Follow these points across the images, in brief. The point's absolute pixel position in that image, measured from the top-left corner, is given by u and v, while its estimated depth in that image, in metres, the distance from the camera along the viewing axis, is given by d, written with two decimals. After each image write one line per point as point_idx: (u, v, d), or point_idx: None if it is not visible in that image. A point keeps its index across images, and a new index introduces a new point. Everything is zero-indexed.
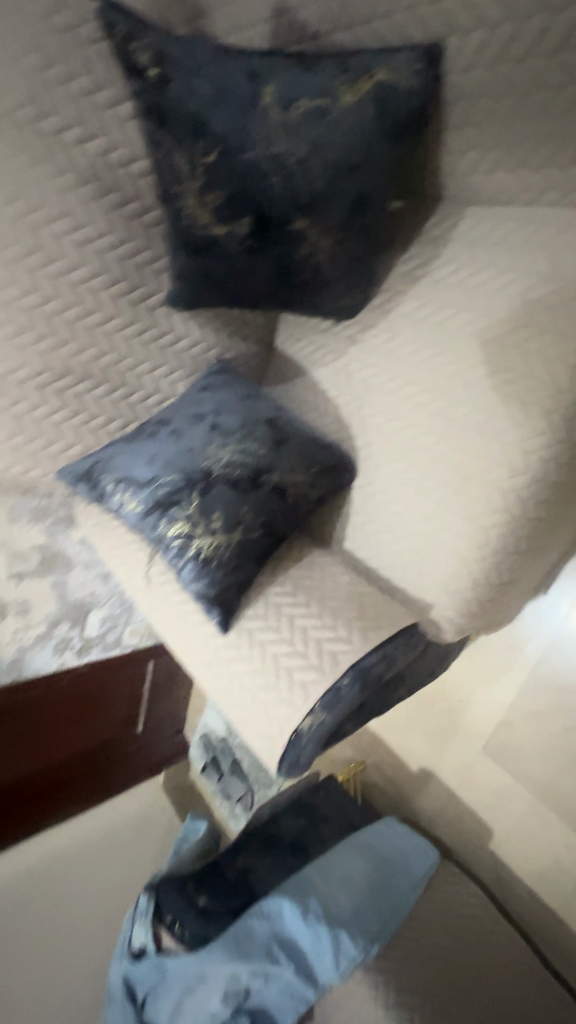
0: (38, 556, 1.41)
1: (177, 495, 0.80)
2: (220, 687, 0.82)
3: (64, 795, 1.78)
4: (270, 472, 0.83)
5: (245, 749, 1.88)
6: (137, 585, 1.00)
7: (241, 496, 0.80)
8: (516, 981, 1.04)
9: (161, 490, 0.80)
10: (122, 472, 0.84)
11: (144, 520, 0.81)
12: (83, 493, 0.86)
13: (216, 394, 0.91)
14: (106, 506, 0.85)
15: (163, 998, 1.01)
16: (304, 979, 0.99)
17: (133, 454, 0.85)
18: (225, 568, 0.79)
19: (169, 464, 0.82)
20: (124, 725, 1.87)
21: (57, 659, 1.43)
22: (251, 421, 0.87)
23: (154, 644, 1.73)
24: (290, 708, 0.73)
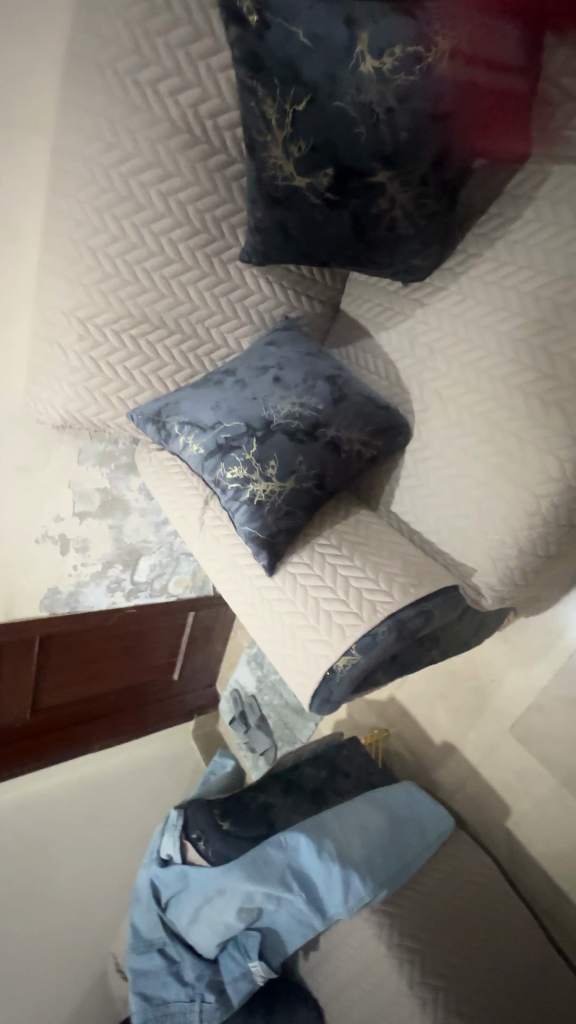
0: (101, 499, 1.44)
1: (237, 440, 0.84)
2: (262, 624, 0.87)
3: (104, 724, 1.96)
4: (327, 426, 0.86)
5: (271, 703, 2.04)
6: (191, 527, 1.07)
7: (297, 446, 0.84)
8: (517, 947, 1.07)
9: (223, 435, 0.85)
10: (188, 416, 0.89)
11: (205, 462, 0.86)
12: (151, 433, 0.93)
13: (280, 349, 0.94)
14: (170, 449, 0.91)
15: (185, 902, 1.12)
16: (314, 908, 1.06)
17: (199, 400, 0.90)
18: (276, 514, 0.83)
19: (232, 411, 0.86)
20: (163, 668, 2.03)
21: (109, 596, 1.62)
22: (313, 376, 0.90)
23: (195, 596, 1.88)
24: (327, 645, 0.78)
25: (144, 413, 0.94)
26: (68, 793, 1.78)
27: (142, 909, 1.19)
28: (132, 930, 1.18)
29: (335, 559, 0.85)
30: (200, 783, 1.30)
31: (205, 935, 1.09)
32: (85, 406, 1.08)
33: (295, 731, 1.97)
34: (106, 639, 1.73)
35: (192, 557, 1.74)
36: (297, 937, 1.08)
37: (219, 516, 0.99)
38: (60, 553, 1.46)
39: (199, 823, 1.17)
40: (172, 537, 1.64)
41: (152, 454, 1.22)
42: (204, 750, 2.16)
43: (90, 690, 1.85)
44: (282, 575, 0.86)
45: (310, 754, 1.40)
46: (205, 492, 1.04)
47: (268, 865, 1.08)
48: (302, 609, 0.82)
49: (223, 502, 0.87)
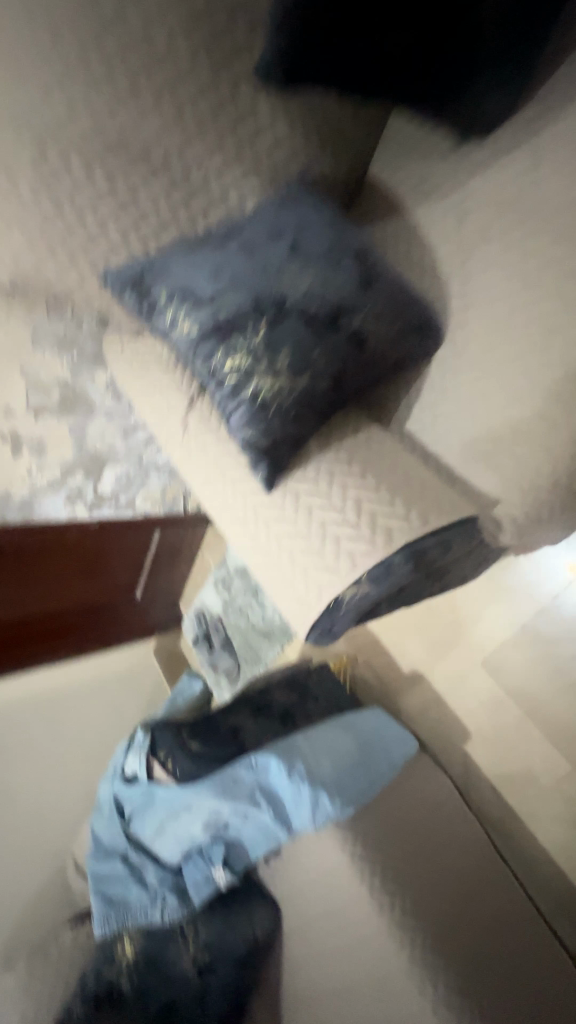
0: (60, 395, 1.22)
1: (242, 320, 0.67)
2: (255, 548, 0.76)
3: (62, 639, 1.88)
4: (353, 314, 0.70)
5: (237, 626, 2.02)
6: (174, 430, 0.91)
7: (315, 335, 0.68)
8: (468, 860, 1.12)
9: (224, 312, 0.68)
10: (180, 284, 0.71)
11: (197, 346, 0.70)
12: (129, 306, 0.74)
13: (299, 210, 0.75)
14: (154, 328, 0.74)
15: (149, 817, 1.09)
16: (281, 824, 1.07)
17: (195, 264, 0.71)
18: (282, 419, 0.69)
19: (237, 282, 0.68)
20: (126, 586, 1.95)
21: (68, 508, 1.46)
22: (338, 248, 0.72)
23: (163, 515, 1.75)
24: (334, 574, 0.68)
25: (119, 275, 0.74)
26: (24, 701, 1.77)
27: (104, 820, 1.17)
28: (94, 838, 1.17)
29: (344, 477, 0.73)
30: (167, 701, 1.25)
31: (170, 844, 1.09)
32: (43, 262, 0.86)
33: (260, 653, 1.97)
34: (64, 553, 1.59)
35: (163, 472, 1.59)
36: (261, 847, 1.10)
37: (207, 416, 0.83)
38: (11, 456, 1.27)
39: (167, 742, 1.11)
40: (143, 448, 1.48)
41: (127, 341, 1.02)
42: (164, 667, 2.15)
43: (44, 603, 1.72)
44: (284, 491, 0.73)
45: (280, 675, 1.39)
46: (190, 387, 0.86)
47: (237, 783, 1.07)
48: (305, 530, 0.71)
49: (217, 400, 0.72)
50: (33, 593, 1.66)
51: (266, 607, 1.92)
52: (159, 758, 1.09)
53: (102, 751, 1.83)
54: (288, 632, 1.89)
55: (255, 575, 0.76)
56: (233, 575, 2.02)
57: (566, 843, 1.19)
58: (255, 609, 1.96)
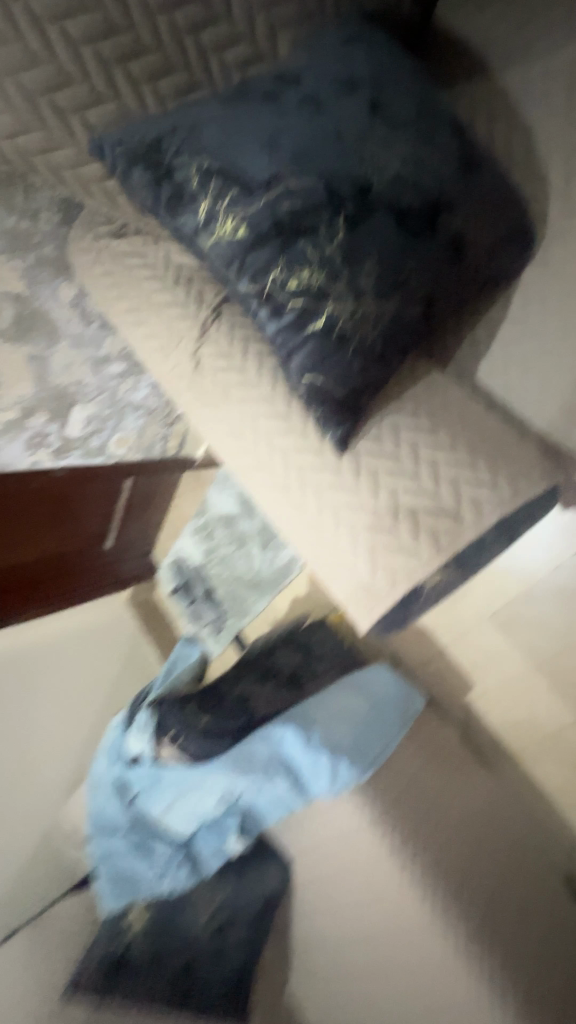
0: (13, 315, 0.95)
1: (313, 217, 0.48)
2: (297, 526, 0.62)
3: (28, 596, 1.69)
4: (453, 213, 0.52)
5: (220, 576, 1.91)
6: (179, 366, 0.71)
7: (406, 240, 0.50)
8: (479, 811, 1.13)
9: (286, 205, 0.48)
10: (216, 157, 0.48)
11: (246, 256, 0.49)
12: (142, 199, 0.51)
13: (374, 52, 0.54)
14: (184, 238, 0.51)
15: (156, 796, 1.03)
16: (299, 793, 1.02)
17: (236, 125, 0.48)
18: (363, 357, 0.52)
19: (301, 159, 0.47)
20: (96, 537, 1.78)
21: (30, 456, 1.24)
22: (429, 115, 0.53)
23: (140, 461, 1.55)
24: (413, 558, 0.56)
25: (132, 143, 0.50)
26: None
27: (104, 798, 1.09)
28: (90, 818, 1.10)
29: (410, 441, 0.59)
30: (159, 679, 1.13)
31: (181, 822, 1.03)
32: None
33: (246, 605, 1.86)
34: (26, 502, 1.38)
35: (140, 412, 1.38)
36: (276, 817, 1.04)
37: (225, 354, 0.67)
38: None
39: (176, 718, 1.00)
40: (117, 383, 1.25)
41: (107, 243, 0.78)
42: (141, 618, 2.04)
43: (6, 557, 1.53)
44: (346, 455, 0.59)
45: (281, 634, 1.30)
46: (202, 316, 0.69)
47: (253, 758, 1.00)
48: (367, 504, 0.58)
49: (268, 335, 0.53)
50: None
51: (254, 557, 1.81)
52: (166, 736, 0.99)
53: (81, 709, 1.69)
54: (278, 584, 1.79)
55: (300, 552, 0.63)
56: (215, 523, 1.89)
57: (564, 782, 1.23)
58: (241, 559, 1.84)
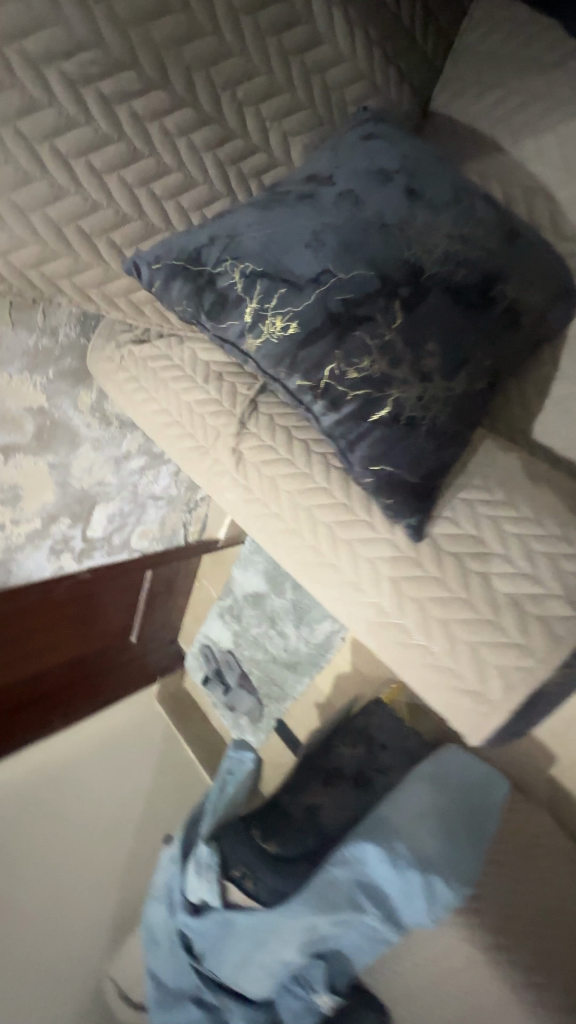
0: (35, 429, 0.94)
1: (367, 307, 0.46)
2: (384, 631, 0.55)
3: (53, 708, 1.61)
4: (505, 280, 0.51)
5: (254, 659, 1.80)
6: (220, 463, 0.68)
7: (465, 315, 0.48)
8: None
9: (339, 296, 0.45)
10: (260, 262, 0.46)
11: (296, 353, 0.47)
12: (181, 310, 0.48)
13: (402, 143, 0.54)
14: (227, 338, 0.49)
15: (228, 951, 0.88)
16: (395, 927, 0.86)
17: (278, 228, 0.47)
18: (435, 440, 0.49)
19: (347, 255, 0.46)
20: (119, 634, 1.70)
21: (54, 563, 1.20)
22: (465, 192, 0.52)
23: (161, 550, 1.49)
24: (528, 654, 0.49)
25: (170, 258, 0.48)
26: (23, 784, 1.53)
27: (165, 957, 0.95)
28: (152, 977, 0.96)
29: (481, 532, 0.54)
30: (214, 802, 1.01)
31: (258, 980, 0.87)
32: None
33: (286, 689, 1.73)
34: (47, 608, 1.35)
35: (160, 502, 1.34)
36: (369, 957, 0.87)
37: (269, 448, 0.63)
38: None
39: (242, 857, 0.92)
40: (137, 478, 1.22)
41: (131, 349, 0.77)
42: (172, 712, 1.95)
43: (29, 671, 1.47)
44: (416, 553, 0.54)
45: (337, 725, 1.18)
46: (240, 412, 0.66)
47: (334, 890, 0.86)
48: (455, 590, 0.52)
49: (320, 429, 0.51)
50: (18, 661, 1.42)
51: (289, 637, 1.69)
52: (233, 877, 0.90)
53: (107, 830, 1.59)
54: (317, 662, 1.65)
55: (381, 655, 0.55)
56: (242, 604, 1.79)
57: None
58: (274, 639, 1.73)
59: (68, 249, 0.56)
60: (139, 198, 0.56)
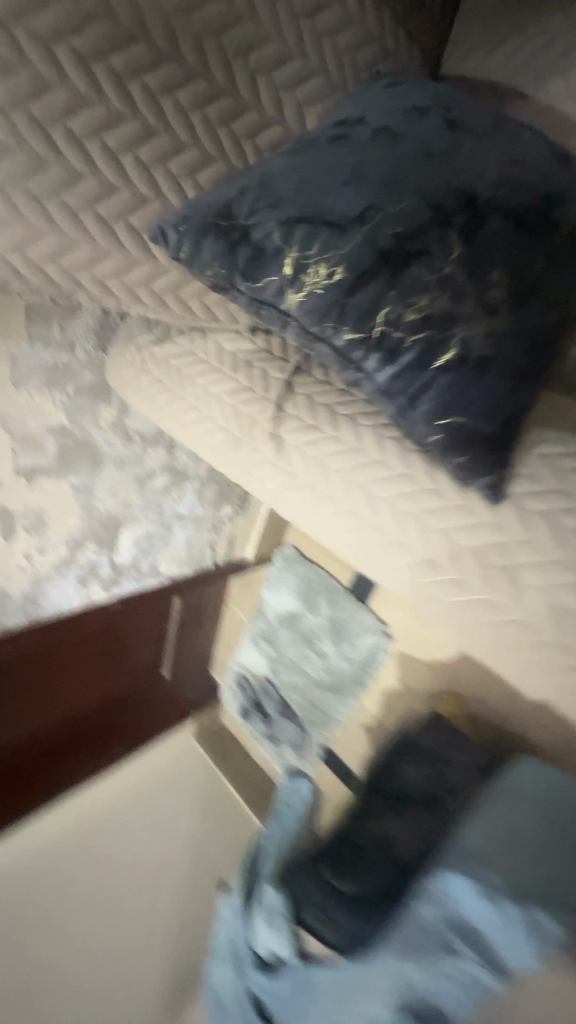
0: (57, 450, 0.91)
1: (421, 241, 0.45)
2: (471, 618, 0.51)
3: (87, 750, 1.62)
4: (560, 208, 0.51)
5: (293, 684, 1.70)
6: (258, 453, 0.64)
7: (522, 244, 0.48)
8: None
9: (391, 234, 0.44)
10: (298, 206, 0.45)
11: (347, 301, 0.45)
12: (212, 275, 0.47)
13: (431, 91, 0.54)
14: (266, 299, 0.47)
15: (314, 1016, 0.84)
16: (500, 975, 0.73)
17: (315, 172, 0.46)
18: (507, 376, 0.47)
19: (391, 191, 0.45)
20: (150, 666, 1.68)
21: (83, 592, 1.15)
22: (506, 132, 0.52)
23: (190, 575, 1.44)
24: None
25: (201, 220, 0.46)
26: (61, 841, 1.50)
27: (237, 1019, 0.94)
28: None
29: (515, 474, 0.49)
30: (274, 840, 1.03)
31: None
32: None
33: (330, 712, 1.63)
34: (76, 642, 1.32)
35: (187, 523, 1.30)
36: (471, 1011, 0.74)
37: (312, 427, 0.58)
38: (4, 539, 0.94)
39: (312, 901, 0.88)
40: (162, 497, 1.18)
41: (151, 352, 0.74)
42: (214, 750, 1.84)
43: (62, 710, 1.47)
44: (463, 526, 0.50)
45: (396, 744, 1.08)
46: (276, 397, 0.62)
47: (422, 931, 0.76)
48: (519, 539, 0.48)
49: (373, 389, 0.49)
50: (49, 702, 1.41)
51: (327, 655, 1.61)
52: (306, 926, 0.87)
53: (149, 886, 1.55)
54: (361, 680, 1.56)
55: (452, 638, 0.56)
56: (276, 626, 1.71)
57: None
58: (313, 660, 1.64)
59: (85, 237, 0.54)
60: (156, 177, 0.53)
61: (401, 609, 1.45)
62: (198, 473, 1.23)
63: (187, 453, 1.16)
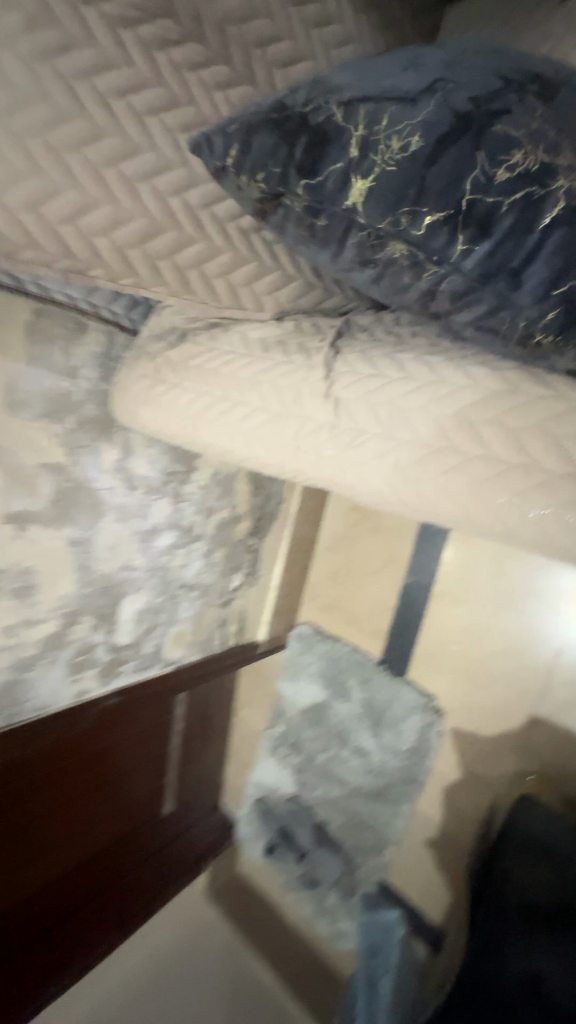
0: (52, 492, 0.79)
1: (502, 102, 0.38)
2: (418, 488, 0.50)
3: (79, 929, 1.24)
4: None
5: (329, 800, 1.38)
6: (307, 422, 0.54)
7: None
8: None
9: (464, 95, 0.37)
10: (357, 88, 0.39)
11: (427, 173, 0.37)
12: (264, 180, 0.41)
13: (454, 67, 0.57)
14: (327, 197, 0.41)
15: None
16: None
17: (369, 67, 0.41)
18: None
19: (461, 69, 0.39)
20: (152, 801, 1.35)
21: (75, 685, 0.94)
22: None
23: (198, 662, 1.23)
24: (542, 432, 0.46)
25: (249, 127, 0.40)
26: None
27: None
28: None
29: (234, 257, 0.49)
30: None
31: None
32: None
33: (382, 831, 1.30)
34: (61, 766, 1.05)
35: (194, 594, 1.14)
36: None
37: (369, 374, 0.51)
38: None
39: None
40: (167, 561, 1.04)
41: (167, 356, 0.68)
42: (227, 906, 1.53)
43: (44, 874, 1.12)
44: (428, 370, 0.47)
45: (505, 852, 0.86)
46: (323, 360, 0.55)
47: None
48: None
49: (453, 312, 0.44)
50: (31, 862, 1.08)
51: (369, 752, 1.31)
52: None
53: None
54: (414, 777, 1.26)
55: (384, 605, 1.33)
56: (299, 725, 1.44)
57: None
58: (350, 763, 1.34)
59: (107, 196, 0.50)
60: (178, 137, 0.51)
61: (450, 678, 1.24)
62: (207, 533, 1.11)
63: (195, 508, 1.05)
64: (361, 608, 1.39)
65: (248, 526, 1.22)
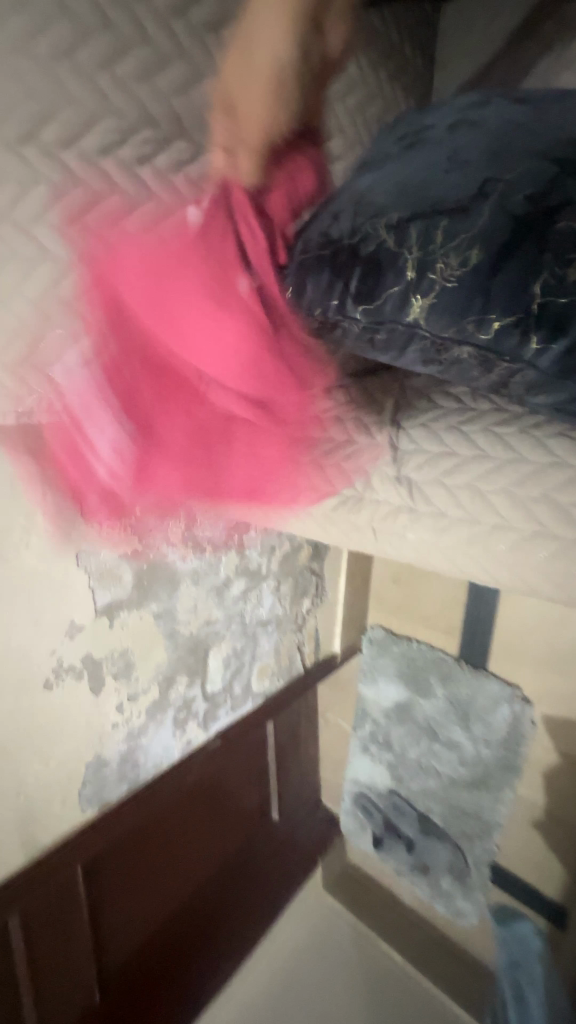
0: (134, 576, 0.84)
1: (560, 192, 0.36)
2: None
3: (217, 936, 1.35)
4: None
5: (427, 792, 1.42)
6: (383, 504, 0.56)
7: None
8: None
9: (521, 196, 0.36)
10: (405, 207, 0.40)
11: (490, 284, 0.36)
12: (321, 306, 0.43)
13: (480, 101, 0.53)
14: (388, 316, 0.41)
15: None
16: None
17: (412, 175, 0.41)
18: None
19: (507, 162, 0.38)
20: (259, 815, 1.43)
21: (180, 739, 1.00)
22: None
23: (282, 688, 1.28)
24: None
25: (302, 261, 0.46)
26: None
27: None
28: None
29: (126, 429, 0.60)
30: None
31: None
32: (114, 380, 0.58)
33: (485, 818, 1.33)
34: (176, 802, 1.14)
35: (271, 628, 1.18)
36: None
37: (438, 454, 0.51)
38: (92, 693, 0.83)
39: None
40: (242, 604, 1.07)
41: None
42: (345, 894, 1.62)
43: (177, 896, 1.23)
44: (504, 448, 0.47)
45: None
46: (387, 438, 0.54)
47: None
48: None
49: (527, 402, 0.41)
50: (164, 888, 1.19)
51: (461, 745, 1.34)
52: None
53: None
54: (510, 763, 1.28)
55: (447, 592, 1.34)
56: (385, 724, 1.48)
57: None
58: (443, 757, 1.38)
59: None
60: None
61: (534, 668, 1.23)
62: (272, 569, 1.13)
63: (258, 551, 1.07)
64: (430, 607, 1.38)
65: (308, 552, 1.23)
